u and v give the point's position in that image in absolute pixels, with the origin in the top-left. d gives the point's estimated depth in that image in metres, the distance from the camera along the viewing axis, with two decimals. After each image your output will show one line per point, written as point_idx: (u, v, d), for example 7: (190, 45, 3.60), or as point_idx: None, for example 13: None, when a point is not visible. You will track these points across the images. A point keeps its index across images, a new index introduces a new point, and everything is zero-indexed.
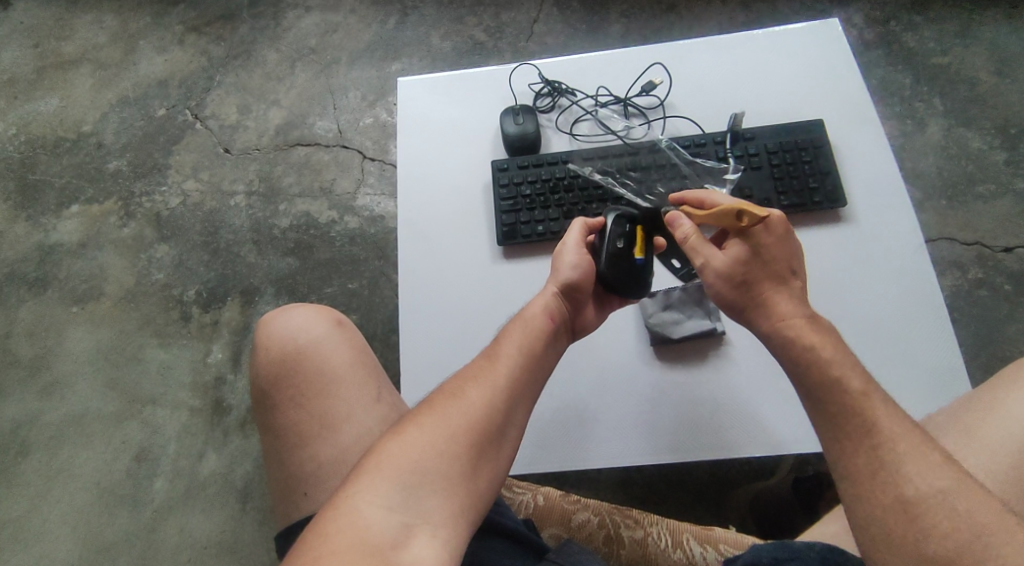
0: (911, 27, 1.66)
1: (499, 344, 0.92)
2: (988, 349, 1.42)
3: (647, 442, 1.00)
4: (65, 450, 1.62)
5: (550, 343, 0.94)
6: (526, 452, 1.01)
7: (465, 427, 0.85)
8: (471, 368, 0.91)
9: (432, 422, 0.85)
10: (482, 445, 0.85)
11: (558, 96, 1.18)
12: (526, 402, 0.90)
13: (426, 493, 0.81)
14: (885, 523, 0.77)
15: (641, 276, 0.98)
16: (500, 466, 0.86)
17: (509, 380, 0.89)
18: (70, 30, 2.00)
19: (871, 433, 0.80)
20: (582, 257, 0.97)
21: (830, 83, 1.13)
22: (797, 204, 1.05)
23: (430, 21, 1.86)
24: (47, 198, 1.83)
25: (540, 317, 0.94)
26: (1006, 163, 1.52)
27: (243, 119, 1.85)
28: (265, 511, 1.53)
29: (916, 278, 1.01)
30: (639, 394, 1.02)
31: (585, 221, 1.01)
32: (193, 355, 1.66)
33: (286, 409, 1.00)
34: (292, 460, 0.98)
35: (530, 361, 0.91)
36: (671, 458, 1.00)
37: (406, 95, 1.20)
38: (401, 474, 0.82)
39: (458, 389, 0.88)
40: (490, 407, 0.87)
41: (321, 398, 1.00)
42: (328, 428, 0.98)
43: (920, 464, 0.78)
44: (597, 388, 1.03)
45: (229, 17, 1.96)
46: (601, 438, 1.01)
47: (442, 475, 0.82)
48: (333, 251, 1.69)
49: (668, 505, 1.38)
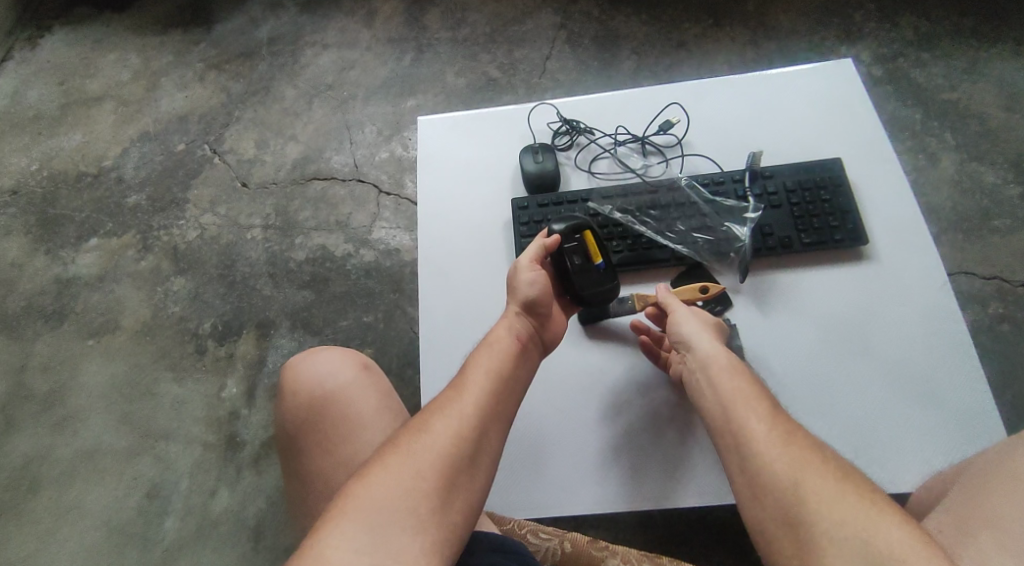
0: (920, 64, 1.68)
1: (466, 372, 0.93)
2: (1012, 385, 1.41)
3: (671, 486, 0.99)
4: (78, 485, 1.61)
5: (518, 365, 0.94)
6: (548, 495, 1.00)
7: (433, 461, 0.85)
8: (439, 401, 0.91)
9: (398, 459, 0.85)
10: (453, 478, 0.85)
11: (577, 134, 1.20)
12: (499, 426, 0.90)
13: (396, 532, 0.81)
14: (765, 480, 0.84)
15: (611, 280, 1.03)
16: (473, 496, 0.86)
17: (475, 407, 0.89)
18: (94, 68, 2.05)
19: (757, 448, 0.86)
20: (537, 273, 1.00)
21: (846, 122, 1.14)
22: (819, 241, 1.06)
23: (444, 58, 1.89)
24: (67, 231, 1.85)
25: (505, 340, 0.95)
26: (1020, 198, 1.51)
27: (260, 154, 1.87)
28: (277, 550, 1.52)
29: (943, 319, 1.01)
30: (611, 437, 1.02)
31: (544, 241, 1.03)
32: (207, 390, 1.66)
33: (313, 455, 1.00)
34: (320, 508, 0.98)
35: (497, 387, 0.91)
36: (645, 504, 0.99)
37: (427, 135, 1.22)
38: (368, 516, 0.82)
39: (425, 423, 0.88)
40: (457, 439, 0.87)
41: (346, 444, 0.99)
42: (354, 474, 0.98)
43: (810, 468, 0.83)
44: (569, 428, 1.03)
45: (248, 55, 2.00)
46: (622, 481, 1.00)
47: (412, 512, 0.82)
48: (348, 284, 1.70)
49: (690, 546, 1.36)
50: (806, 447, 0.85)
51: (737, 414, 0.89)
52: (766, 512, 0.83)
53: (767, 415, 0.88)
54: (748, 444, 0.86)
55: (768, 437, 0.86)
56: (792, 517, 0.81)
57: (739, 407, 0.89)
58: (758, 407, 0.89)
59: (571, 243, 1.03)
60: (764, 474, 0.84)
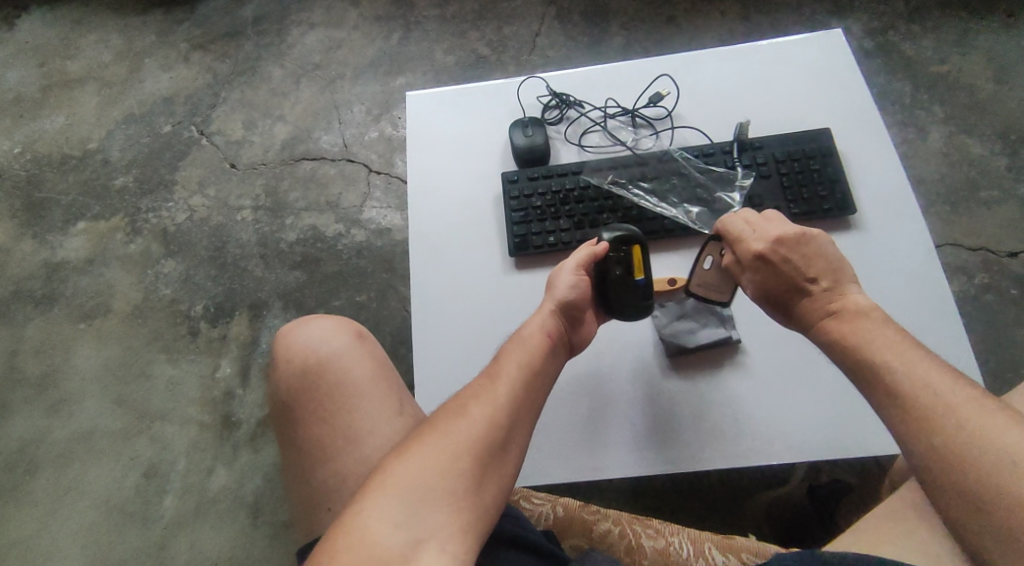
0: (908, 37, 1.68)
1: (500, 362, 0.95)
2: (997, 352, 1.43)
3: (697, 451, 1.00)
4: (74, 467, 1.62)
5: (550, 361, 0.96)
6: (580, 461, 1.01)
7: (469, 442, 0.86)
8: (473, 387, 0.93)
9: (435, 439, 0.87)
10: (486, 460, 0.86)
11: (567, 108, 1.20)
12: (530, 415, 0.92)
13: (433, 509, 0.82)
14: (945, 473, 0.80)
15: (645, 298, 1.01)
16: (504, 480, 0.87)
17: (510, 394, 0.91)
18: (75, 49, 2.03)
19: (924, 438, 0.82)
20: (580, 279, 1.00)
21: (835, 92, 1.15)
22: (807, 212, 1.07)
23: (433, 35, 1.88)
24: (53, 215, 1.83)
25: (538, 336, 0.96)
26: (1007, 169, 1.54)
27: (248, 135, 1.86)
28: (275, 526, 1.53)
29: (929, 285, 1.02)
30: (640, 404, 1.03)
31: (594, 247, 1.02)
32: (201, 370, 1.66)
33: (308, 423, 1.00)
34: (315, 475, 0.98)
35: (530, 380, 0.93)
36: (669, 468, 1.00)
37: (416, 110, 1.22)
38: (407, 492, 0.82)
39: (461, 406, 0.90)
40: (492, 423, 0.88)
41: (342, 412, 1.00)
42: (350, 442, 0.98)
43: (1014, 441, 0.78)
44: (600, 397, 1.04)
45: (234, 35, 1.98)
46: (652, 446, 1.01)
47: (447, 490, 0.83)
48: (341, 263, 1.70)
49: (680, 515, 1.38)
50: (1000, 419, 0.80)
51: (912, 391, 0.84)
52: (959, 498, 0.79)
53: (947, 387, 0.84)
54: (940, 422, 0.82)
55: (964, 413, 0.82)
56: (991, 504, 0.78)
57: (904, 381, 0.85)
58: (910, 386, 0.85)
59: (619, 253, 1.01)
60: (952, 444, 0.81)
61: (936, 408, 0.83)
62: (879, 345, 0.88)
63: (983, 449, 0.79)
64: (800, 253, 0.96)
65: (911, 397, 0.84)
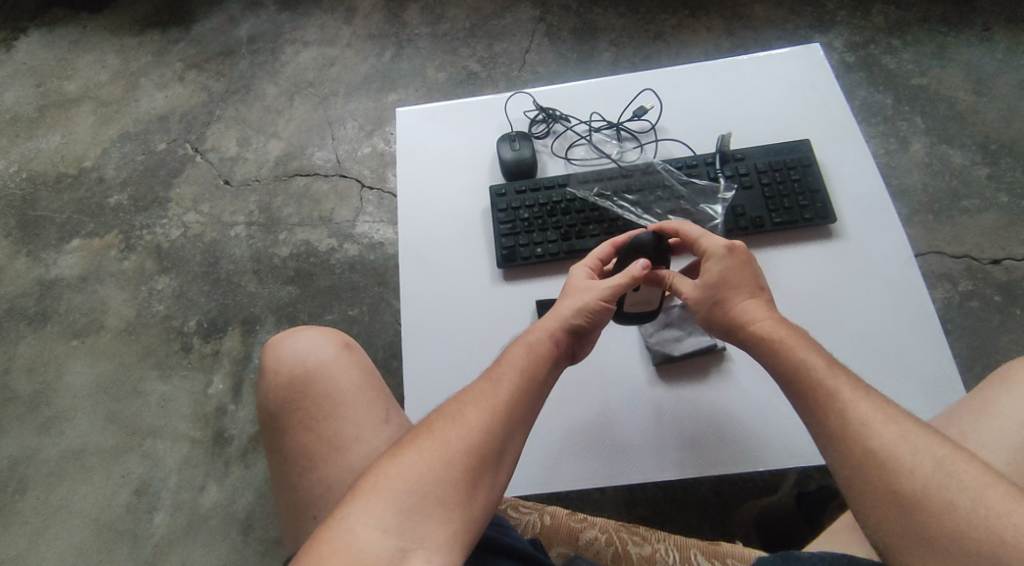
0: (891, 50, 1.71)
1: (501, 366, 0.94)
2: (982, 359, 1.44)
3: (699, 457, 1.01)
4: (65, 484, 1.62)
5: (551, 371, 0.95)
6: (585, 468, 1.02)
7: (464, 451, 0.86)
8: (472, 391, 0.92)
9: (431, 445, 0.87)
10: (479, 471, 0.86)
11: (553, 122, 1.22)
12: (526, 425, 0.91)
13: (423, 519, 0.83)
14: (854, 472, 0.84)
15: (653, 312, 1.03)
16: (494, 491, 0.87)
17: (508, 402, 0.90)
18: (71, 70, 2.05)
19: (839, 438, 0.85)
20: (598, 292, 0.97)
21: (815, 105, 1.17)
22: (789, 221, 1.08)
23: (424, 53, 1.91)
24: (48, 233, 1.85)
25: (545, 344, 0.95)
26: (989, 179, 1.56)
27: (242, 152, 1.88)
28: (266, 543, 1.53)
29: (909, 293, 1.04)
30: (642, 410, 1.03)
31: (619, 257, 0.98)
32: (194, 386, 1.67)
33: (294, 431, 1.01)
34: (302, 484, 0.99)
35: (530, 389, 0.92)
36: (671, 475, 1.01)
37: (406, 125, 1.24)
38: (399, 498, 0.83)
39: (458, 412, 0.90)
40: (487, 431, 0.88)
41: (328, 421, 1.01)
42: (337, 450, 0.99)
43: (931, 456, 0.81)
44: (604, 404, 1.04)
45: (228, 54, 2.00)
46: (655, 453, 1.02)
47: (437, 500, 0.84)
48: (333, 278, 1.71)
49: (673, 525, 1.39)
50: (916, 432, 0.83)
51: (837, 406, 0.86)
52: (872, 497, 0.82)
53: (869, 405, 0.86)
54: (862, 435, 0.84)
55: (887, 428, 0.84)
56: (898, 500, 0.81)
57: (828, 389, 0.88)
58: (827, 384, 0.88)
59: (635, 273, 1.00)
60: (867, 445, 0.83)
61: (858, 422, 0.85)
62: (797, 360, 0.90)
63: (916, 463, 0.81)
64: (740, 268, 0.97)
65: (846, 413, 0.86)
